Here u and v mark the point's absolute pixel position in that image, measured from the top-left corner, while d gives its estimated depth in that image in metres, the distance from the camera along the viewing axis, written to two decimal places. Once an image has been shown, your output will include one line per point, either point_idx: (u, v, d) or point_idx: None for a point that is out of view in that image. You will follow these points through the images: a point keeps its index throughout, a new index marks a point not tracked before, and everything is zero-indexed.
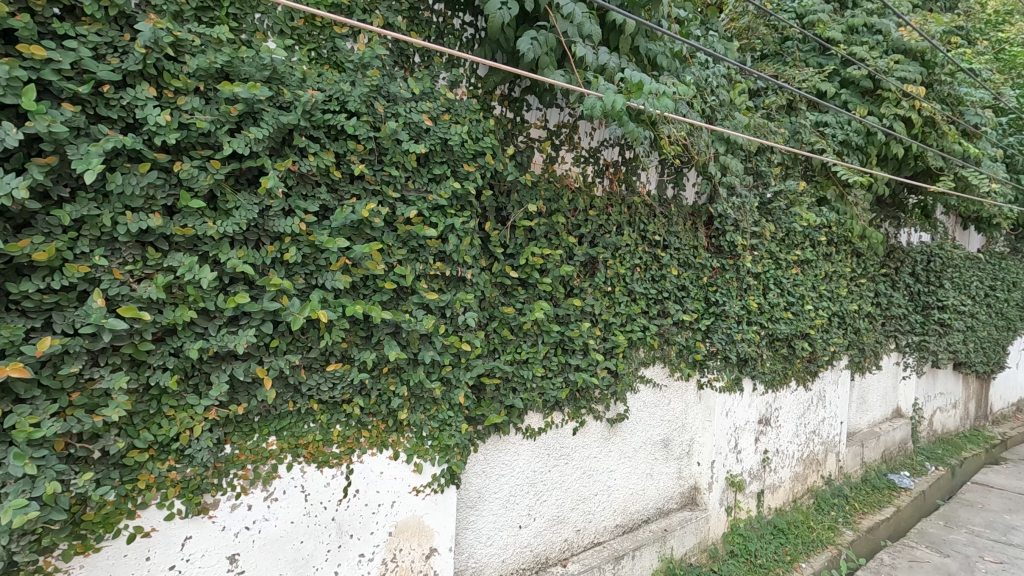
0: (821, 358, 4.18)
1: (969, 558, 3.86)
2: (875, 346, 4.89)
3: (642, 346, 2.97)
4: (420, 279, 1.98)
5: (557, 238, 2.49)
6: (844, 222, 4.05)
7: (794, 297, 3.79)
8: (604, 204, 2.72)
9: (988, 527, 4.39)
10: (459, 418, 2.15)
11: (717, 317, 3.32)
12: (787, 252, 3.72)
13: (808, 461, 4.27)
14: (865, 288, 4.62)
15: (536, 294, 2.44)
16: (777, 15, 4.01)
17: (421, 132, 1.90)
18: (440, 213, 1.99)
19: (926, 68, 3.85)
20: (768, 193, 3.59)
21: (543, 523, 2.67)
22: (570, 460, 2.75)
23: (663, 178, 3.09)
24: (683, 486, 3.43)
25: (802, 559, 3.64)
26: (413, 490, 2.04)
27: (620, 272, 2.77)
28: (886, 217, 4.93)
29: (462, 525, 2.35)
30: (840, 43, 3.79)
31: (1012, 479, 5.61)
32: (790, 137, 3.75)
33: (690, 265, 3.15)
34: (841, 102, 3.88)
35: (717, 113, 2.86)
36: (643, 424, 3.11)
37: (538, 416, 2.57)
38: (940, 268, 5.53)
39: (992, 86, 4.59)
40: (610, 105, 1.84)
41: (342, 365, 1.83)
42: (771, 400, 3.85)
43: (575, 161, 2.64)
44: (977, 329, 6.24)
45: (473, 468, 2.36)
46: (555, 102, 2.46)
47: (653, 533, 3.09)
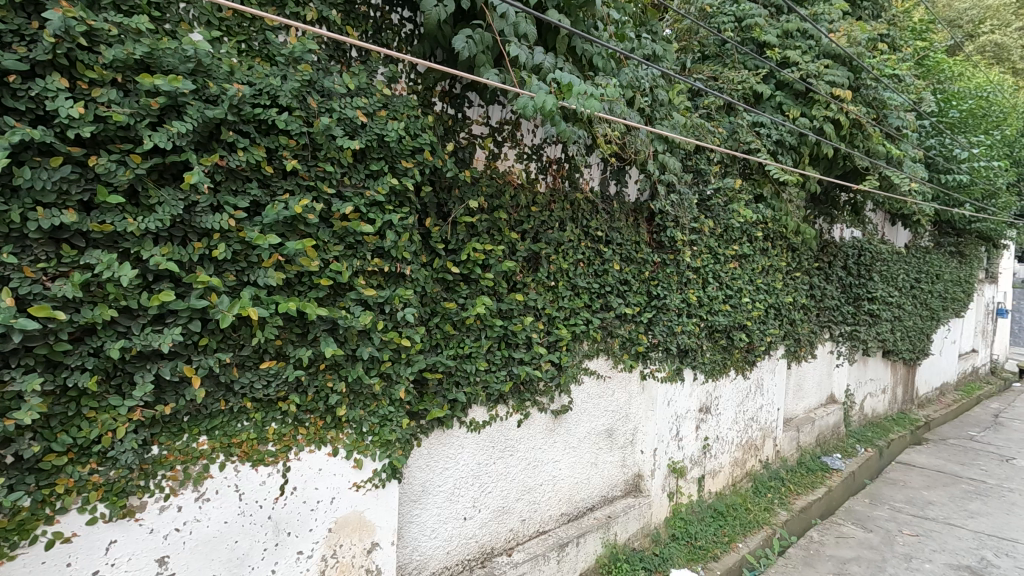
0: (759, 348, 4.38)
1: (889, 532, 4.14)
2: (810, 336, 5.16)
3: (586, 339, 3.04)
4: (358, 275, 1.98)
5: (500, 234, 2.52)
6: (779, 219, 4.25)
7: (732, 291, 3.95)
8: (547, 200, 2.77)
9: (908, 503, 4.71)
10: (400, 413, 2.17)
11: (658, 310, 3.44)
12: (725, 247, 3.88)
13: (747, 446, 4.48)
14: (801, 281, 4.85)
15: (479, 290, 2.48)
16: (716, 17, 4.15)
17: (356, 128, 1.90)
18: (378, 209, 1.99)
19: (853, 73, 4.07)
20: (708, 190, 3.72)
21: (488, 514, 2.71)
22: (514, 452, 2.80)
23: (605, 176, 3.17)
24: (627, 474, 3.54)
25: (739, 540, 3.82)
26: (353, 486, 2.05)
27: (563, 267, 2.83)
28: (819, 213, 5.19)
29: (406, 519, 2.37)
30: (775, 47, 3.96)
31: (932, 458, 6.03)
32: (728, 137, 3.90)
33: (632, 260, 3.25)
34: (776, 103, 4.05)
35: (655, 113, 2.96)
36: (587, 415, 3.19)
37: (482, 409, 2.61)
38: (870, 262, 5.85)
39: (914, 91, 4.90)
40: (541, 104, 1.89)
41: (277, 362, 1.82)
42: (711, 389, 4.01)
43: (518, 158, 2.68)
44: (904, 319, 6.65)
45: (417, 462, 2.38)
46: (496, 99, 2.49)
47: (597, 521, 3.19)
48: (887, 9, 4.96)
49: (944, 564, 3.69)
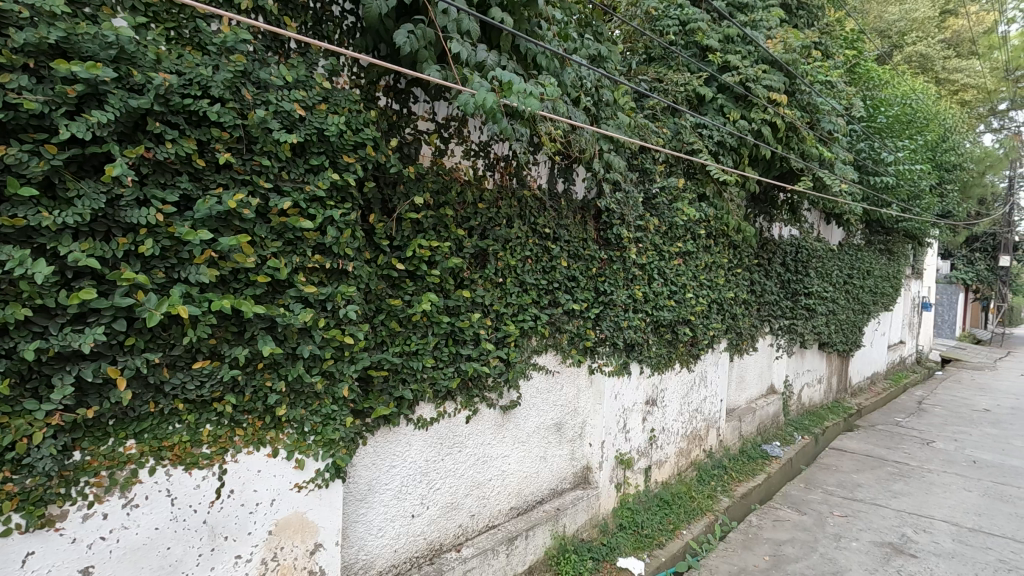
0: (702, 342, 4.53)
1: (822, 514, 4.38)
2: (751, 330, 5.38)
3: (535, 335, 3.09)
4: (298, 272, 1.94)
5: (446, 231, 2.51)
6: (721, 217, 4.42)
7: (676, 286, 4.08)
8: (494, 198, 2.78)
9: (840, 486, 5.00)
10: (343, 412, 2.14)
11: (605, 305, 3.52)
12: (669, 244, 3.99)
13: (692, 437, 4.63)
14: (742, 277, 5.05)
15: (425, 286, 2.46)
16: (661, 21, 4.27)
17: (294, 122, 1.86)
18: (319, 205, 1.96)
19: (789, 78, 4.27)
20: (653, 189, 3.82)
21: (436, 510, 2.71)
22: (463, 448, 2.81)
23: (553, 174, 3.21)
24: (576, 467, 3.60)
25: (683, 527, 3.96)
26: (294, 486, 2.01)
27: (511, 264, 2.85)
28: (759, 213, 5.42)
29: (351, 519, 2.33)
30: (718, 51, 4.10)
31: (862, 444, 6.41)
32: (673, 138, 4.02)
33: (579, 257, 3.31)
34: (718, 106, 4.19)
35: (601, 113, 3.03)
36: (536, 410, 3.23)
37: (430, 406, 2.60)
38: (806, 259, 6.15)
39: (845, 96, 5.18)
40: (481, 101, 1.92)
41: (210, 362, 1.76)
42: (657, 382, 4.14)
43: (465, 155, 2.69)
44: (837, 313, 7.03)
45: (362, 461, 2.35)
46: (441, 95, 2.48)
47: (545, 513, 3.23)
48: (820, 18, 5.23)
49: (869, 542, 3.92)
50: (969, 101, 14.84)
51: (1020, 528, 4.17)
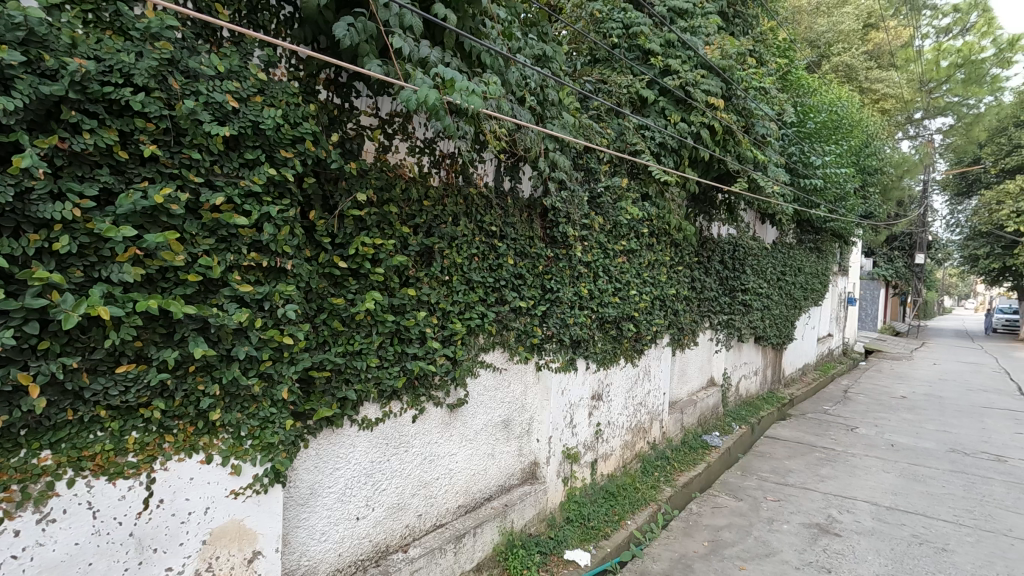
0: (645, 337, 4.67)
1: (756, 499, 4.61)
2: (692, 325, 5.59)
3: (481, 332, 3.09)
4: (232, 270, 1.87)
5: (390, 228, 2.48)
6: (663, 216, 4.57)
7: (621, 284, 4.18)
8: (440, 195, 2.76)
9: (773, 472, 5.27)
10: (283, 415, 2.07)
11: (552, 303, 3.57)
12: (614, 242, 4.09)
13: (636, 429, 4.77)
14: (683, 274, 5.23)
15: (369, 285, 2.42)
16: (605, 23, 4.33)
17: (227, 114, 1.78)
18: (255, 200, 1.90)
19: (726, 83, 4.47)
20: (598, 188, 3.90)
21: (382, 512, 2.67)
22: (409, 448, 2.78)
23: (499, 172, 3.22)
24: (523, 463, 3.64)
25: (628, 517, 4.07)
26: (230, 493, 1.93)
27: (457, 262, 2.84)
28: (699, 212, 5.62)
29: (292, 524, 2.27)
30: (659, 55, 4.23)
31: (794, 431, 6.79)
32: (617, 138, 4.12)
33: (526, 255, 3.33)
34: (660, 108, 4.32)
35: (546, 112, 3.07)
36: (483, 407, 3.24)
37: (375, 406, 2.56)
38: (743, 257, 6.45)
39: (777, 102, 5.46)
40: (423, 98, 1.91)
41: (136, 366, 1.67)
42: (602, 377, 4.23)
43: (410, 151, 2.66)
44: (771, 308, 7.41)
45: (304, 464, 2.28)
46: (385, 90, 2.44)
47: (493, 510, 3.25)
48: (753, 27, 5.49)
49: (799, 523, 4.15)
50: (888, 110, 15.93)
51: (931, 504, 4.53)
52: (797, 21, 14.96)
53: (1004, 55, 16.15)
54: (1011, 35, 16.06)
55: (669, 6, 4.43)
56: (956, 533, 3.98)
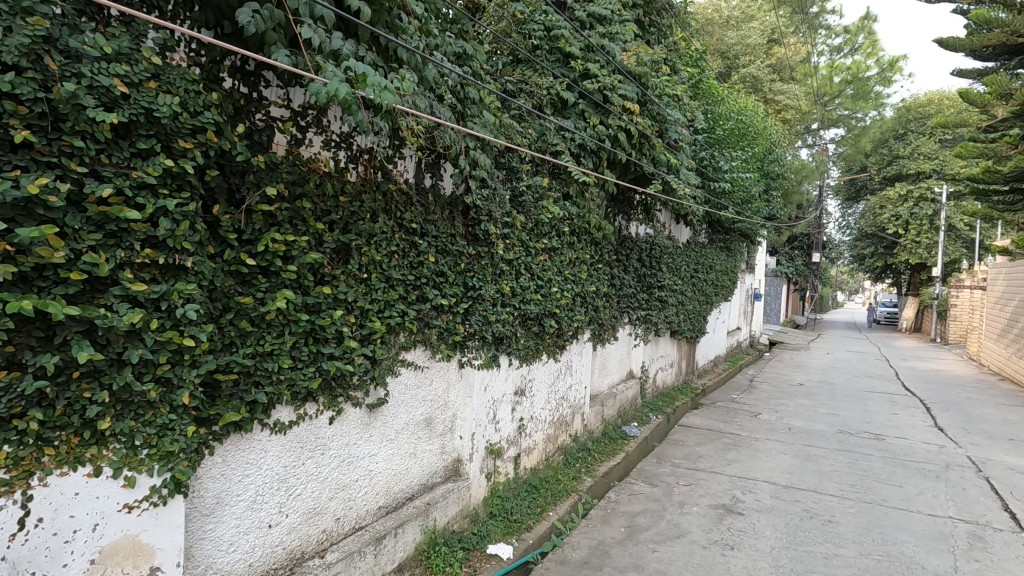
0: (567, 333, 4.79)
1: (669, 485, 4.87)
2: (612, 320, 5.80)
3: (402, 330, 3.06)
4: (123, 267, 1.73)
5: (304, 224, 2.38)
6: (583, 215, 4.71)
7: (542, 281, 4.27)
8: (357, 190, 2.69)
9: (685, 458, 5.59)
10: (184, 421, 1.95)
11: (474, 300, 3.59)
12: (535, 240, 4.17)
13: (558, 423, 4.89)
14: (603, 271, 5.41)
15: (280, 283, 2.31)
16: (526, 24, 4.37)
17: (115, 99, 1.66)
18: (150, 193, 1.77)
19: (642, 88, 4.70)
20: (520, 187, 3.96)
21: (297, 517, 2.58)
22: (326, 450, 2.71)
23: (420, 168, 3.20)
24: (446, 460, 3.63)
25: (549, 509, 4.17)
26: (123, 508, 1.80)
27: (375, 259, 2.78)
28: (617, 212, 5.85)
29: (197, 536, 2.14)
30: (578, 59, 4.36)
31: (705, 419, 7.22)
32: (538, 138, 4.21)
33: (447, 253, 3.33)
34: (579, 110, 4.45)
35: (466, 110, 3.09)
36: (404, 406, 3.21)
37: (288, 409, 2.46)
38: (659, 255, 6.76)
39: (689, 108, 5.78)
40: (333, 91, 1.88)
41: (7, 373, 1.51)
42: (524, 372, 4.32)
43: (325, 145, 2.58)
44: (685, 303, 7.84)
45: (209, 472, 2.16)
46: (296, 81, 2.36)
47: (415, 509, 3.22)
48: (667, 36, 5.77)
49: (707, 505, 4.43)
50: (789, 120, 17.23)
51: (821, 481, 4.98)
52: (709, 33, 15.82)
53: (886, 74, 18.10)
54: (892, 56, 17.90)
55: (588, 11, 4.55)
56: (841, 506, 4.41)
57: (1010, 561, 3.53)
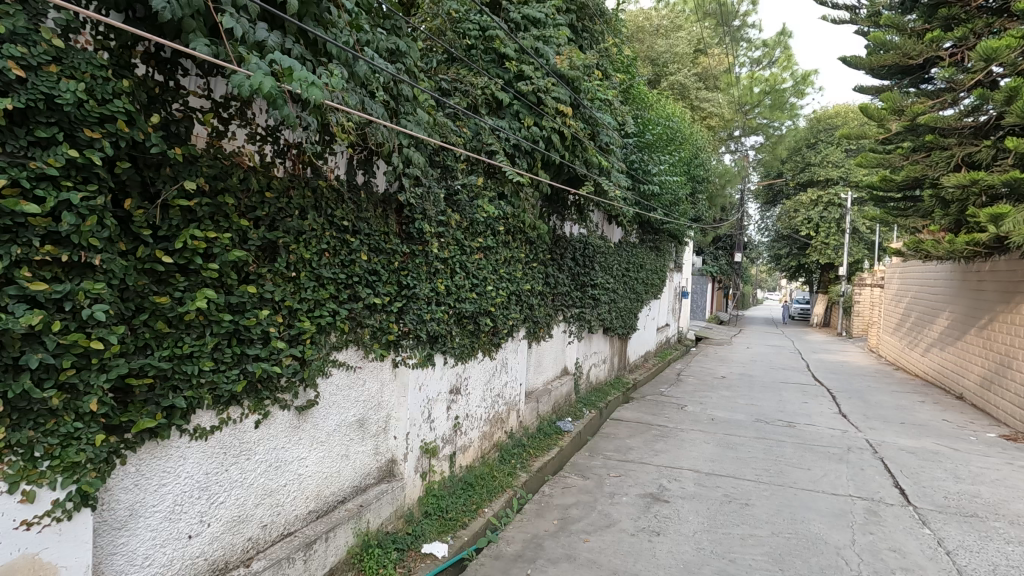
0: (502, 331, 4.85)
1: (601, 476, 5.04)
2: (546, 318, 5.92)
3: (333, 330, 2.99)
4: (19, 265, 1.61)
5: (227, 221, 2.28)
6: (517, 215, 4.78)
7: (477, 280, 4.29)
8: (285, 186, 2.60)
9: (616, 451, 5.79)
10: (92, 429, 1.83)
11: (408, 299, 3.57)
12: (470, 239, 4.19)
13: (493, 420, 4.94)
14: (538, 270, 5.51)
15: (201, 282, 2.21)
16: (461, 23, 4.36)
17: (10, 84, 1.54)
18: (51, 185, 1.65)
19: (575, 92, 4.84)
20: (454, 186, 3.98)
21: (220, 526, 2.47)
22: (252, 456, 2.61)
23: (351, 165, 3.14)
24: (380, 461, 3.58)
25: (485, 505, 4.21)
26: (20, 525, 1.68)
27: (305, 257, 2.70)
28: (552, 212, 5.97)
29: (108, 551, 2.01)
30: (513, 60, 4.42)
31: (635, 412, 7.50)
32: (474, 138, 4.23)
33: (380, 251, 3.28)
34: (514, 111, 4.51)
35: (400, 107, 3.06)
36: (336, 408, 3.14)
37: (210, 413, 2.36)
38: (592, 254, 6.96)
39: (620, 113, 5.98)
40: (257, 84, 1.84)
41: None
42: (460, 370, 4.33)
43: (249, 139, 2.49)
44: (616, 301, 8.13)
45: (122, 483, 2.04)
46: (217, 70, 2.26)
47: (347, 512, 3.16)
48: (599, 42, 5.95)
49: (636, 494, 4.62)
50: (713, 127, 18.16)
51: (739, 467, 5.31)
52: (639, 40, 16.37)
53: (799, 88, 19.82)
54: (804, 71, 19.32)
55: (523, 14, 4.63)
56: (756, 489, 4.73)
57: (898, 532, 3.92)
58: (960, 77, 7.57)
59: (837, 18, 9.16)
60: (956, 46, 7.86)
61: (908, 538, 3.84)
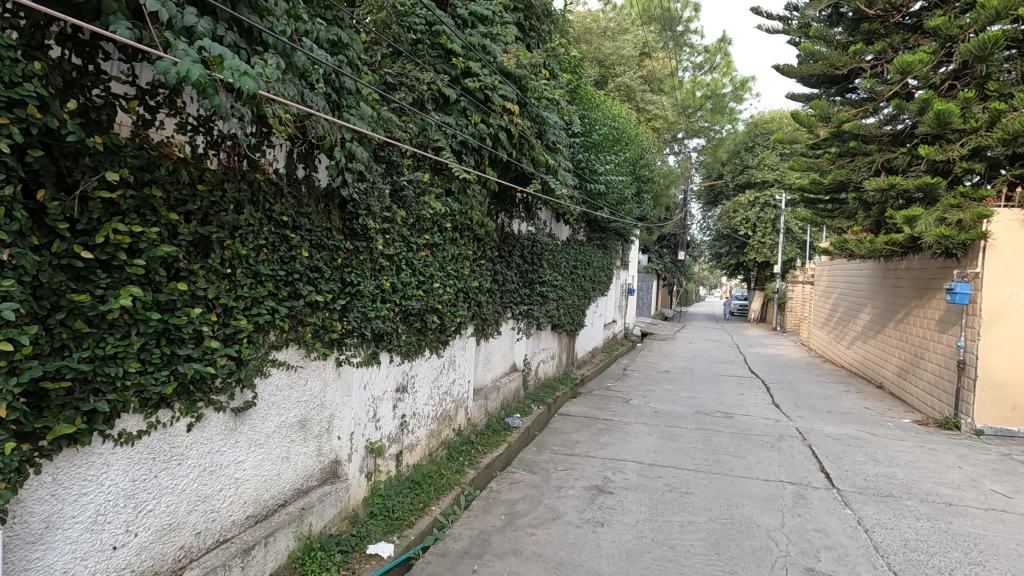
0: (449, 329, 4.83)
1: (548, 471, 5.11)
2: (494, 315, 5.95)
3: (272, 329, 2.90)
4: None
5: (154, 215, 2.17)
6: (465, 212, 4.76)
7: (424, 277, 4.26)
8: (219, 179, 2.49)
9: (563, 445, 5.89)
10: (1, 438, 1.71)
11: (352, 296, 3.50)
12: (416, 236, 4.14)
13: (441, 418, 4.91)
14: (486, 267, 5.52)
15: (125, 279, 2.09)
16: (407, 17, 4.30)
17: None
18: None
19: (522, 90, 4.88)
20: (400, 182, 3.92)
21: (149, 535, 2.35)
22: (184, 460, 2.50)
23: (291, 159, 3.04)
24: (324, 462, 3.50)
25: (432, 504, 4.18)
26: None
27: (241, 253, 2.60)
28: (500, 209, 5.98)
29: (21, 568, 1.88)
30: (460, 56, 4.40)
31: (582, 407, 7.65)
32: (420, 134, 4.19)
33: (323, 247, 3.20)
34: (461, 108, 4.51)
35: (341, 101, 3.01)
36: (276, 408, 3.05)
37: (137, 417, 2.24)
38: (540, 251, 7.03)
39: (567, 112, 6.06)
40: (183, 71, 1.76)
41: None
42: (406, 369, 4.28)
43: (179, 129, 2.37)
44: (564, 298, 8.25)
45: (37, 493, 1.91)
46: (142, 55, 2.14)
47: (288, 515, 3.08)
48: (546, 42, 6.01)
49: (581, 487, 4.72)
50: (657, 128, 18.69)
51: (680, 458, 5.52)
52: (587, 41, 16.64)
53: (737, 93, 20.70)
54: (743, 77, 20.17)
55: (469, 11, 4.62)
56: (695, 478, 4.93)
57: (822, 513, 4.19)
58: (880, 88, 8.08)
59: (771, 28, 9.61)
60: (877, 59, 8.41)
61: (831, 518, 4.11)
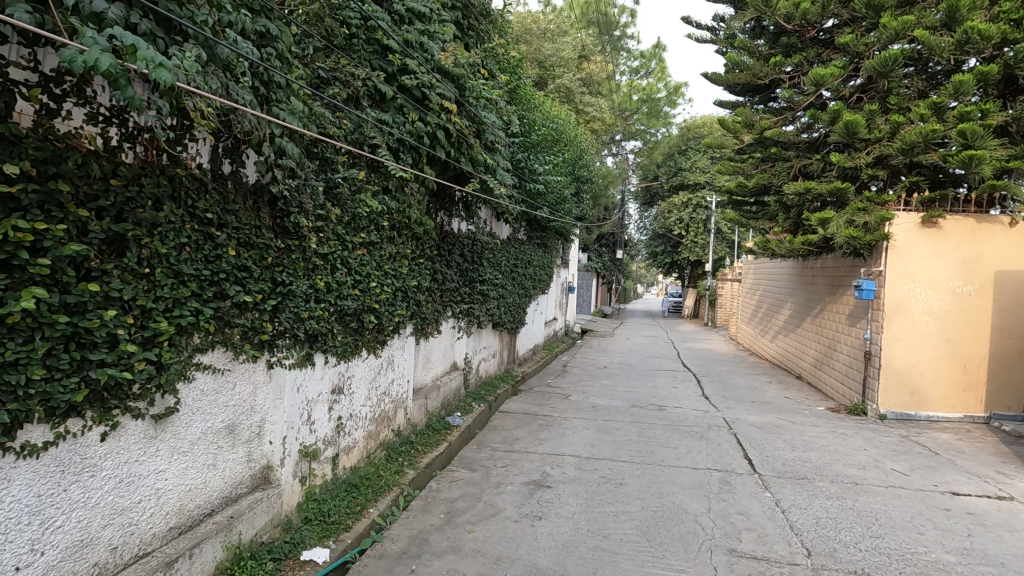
0: (387, 328, 4.77)
1: (487, 468, 5.15)
2: (434, 314, 5.92)
3: (196, 331, 2.77)
4: None
5: (61, 210, 2.03)
6: (403, 210, 4.72)
7: (360, 276, 4.19)
8: (135, 173, 2.36)
9: (503, 442, 5.95)
10: None
11: (284, 296, 3.39)
12: (352, 235, 4.07)
13: (379, 419, 4.84)
14: (424, 266, 5.49)
15: (28, 279, 1.94)
16: (342, 10, 4.19)
17: None
18: None
19: (460, 89, 4.89)
20: (334, 178, 3.84)
21: (57, 553, 2.20)
22: (98, 472, 2.35)
23: (216, 154, 2.92)
24: (254, 469, 3.37)
25: (370, 506, 4.13)
26: None
27: (160, 252, 2.47)
28: (439, 208, 5.96)
29: None
30: (396, 53, 4.36)
31: (523, 403, 7.74)
32: (355, 130, 4.14)
33: (251, 245, 3.08)
34: (398, 105, 4.48)
35: (270, 95, 2.91)
36: (201, 415, 2.92)
37: (42, 428, 2.09)
38: (480, 250, 7.05)
39: (506, 112, 6.12)
40: (92, 60, 1.67)
41: None
42: (342, 369, 4.20)
43: (89, 120, 2.22)
44: (505, 296, 8.32)
45: None
46: (46, 39, 2.00)
47: (215, 525, 2.96)
48: (485, 41, 6.04)
49: (520, 482, 4.79)
50: (597, 130, 19.16)
51: (615, 450, 5.70)
52: (527, 41, 16.81)
53: (672, 98, 21.54)
54: (677, 83, 21.01)
55: (406, 7, 4.56)
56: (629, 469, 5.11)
57: (744, 497, 4.46)
58: (798, 98, 8.65)
59: (699, 37, 10.06)
60: (794, 70, 8.99)
61: (753, 502, 4.38)
